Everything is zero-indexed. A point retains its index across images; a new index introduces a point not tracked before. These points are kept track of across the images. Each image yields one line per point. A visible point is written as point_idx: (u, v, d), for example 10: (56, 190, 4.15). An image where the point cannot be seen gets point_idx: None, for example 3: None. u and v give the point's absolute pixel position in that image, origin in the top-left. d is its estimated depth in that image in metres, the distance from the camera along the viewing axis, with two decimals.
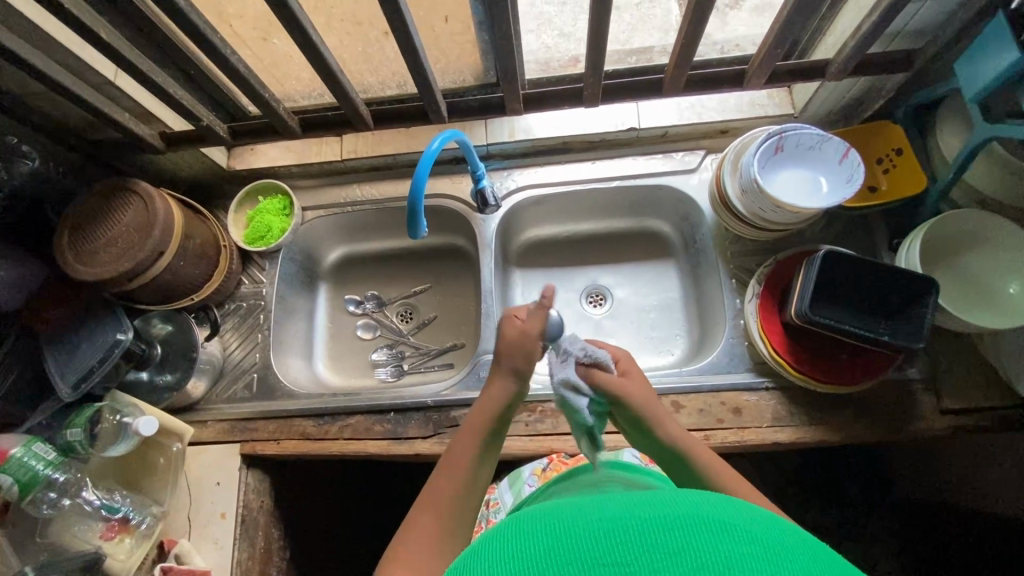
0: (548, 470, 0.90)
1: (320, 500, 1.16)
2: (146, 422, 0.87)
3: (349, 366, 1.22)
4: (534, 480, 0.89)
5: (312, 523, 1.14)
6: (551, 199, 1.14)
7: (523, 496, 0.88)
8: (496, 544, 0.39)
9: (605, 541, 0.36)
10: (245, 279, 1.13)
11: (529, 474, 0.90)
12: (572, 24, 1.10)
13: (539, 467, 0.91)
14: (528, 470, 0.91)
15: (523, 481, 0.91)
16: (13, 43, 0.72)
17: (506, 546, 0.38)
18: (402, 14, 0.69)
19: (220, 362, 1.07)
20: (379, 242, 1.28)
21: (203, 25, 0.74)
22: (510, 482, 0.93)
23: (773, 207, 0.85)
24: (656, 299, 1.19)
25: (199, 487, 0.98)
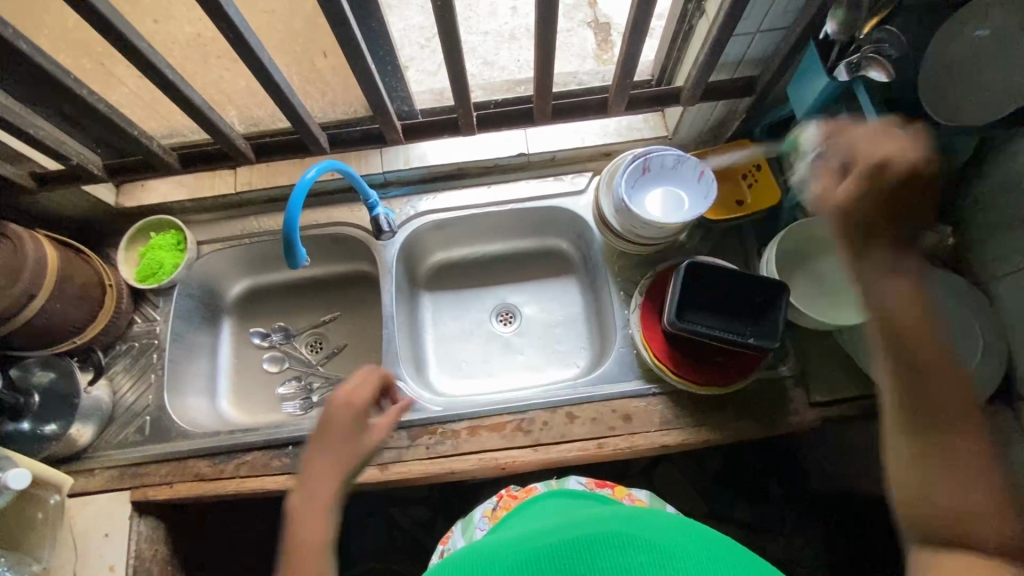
0: (496, 510, 0.93)
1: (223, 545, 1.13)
2: (16, 474, 0.83)
3: (256, 401, 1.19)
4: (485, 522, 0.92)
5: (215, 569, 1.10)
6: (451, 224, 1.18)
7: (474, 540, 0.91)
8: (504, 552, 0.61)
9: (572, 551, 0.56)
10: (137, 319, 1.10)
11: (480, 517, 0.94)
12: (494, 53, 1.13)
13: (488, 509, 0.94)
14: (479, 513, 0.95)
15: (474, 525, 0.93)
16: None
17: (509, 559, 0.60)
18: (247, 43, 0.71)
19: (110, 406, 1.02)
20: (285, 273, 1.27)
21: (56, 68, 0.74)
22: (462, 528, 0.95)
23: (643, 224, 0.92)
24: (561, 315, 1.23)
25: (84, 541, 0.93)
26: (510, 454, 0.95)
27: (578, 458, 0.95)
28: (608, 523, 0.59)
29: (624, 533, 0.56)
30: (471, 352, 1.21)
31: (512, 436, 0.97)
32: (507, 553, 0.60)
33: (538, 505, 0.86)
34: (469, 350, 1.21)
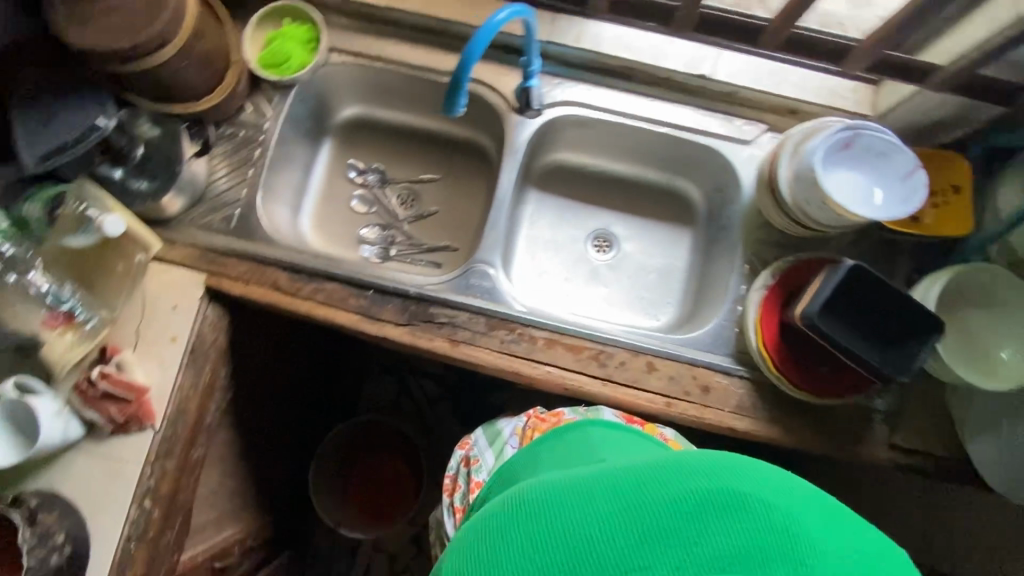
0: (527, 430, 0.93)
1: (264, 350, 1.16)
2: (113, 221, 0.81)
3: (337, 233, 1.16)
4: (516, 442, 0.92)
5: (251, 370, 1.14)
6: (594, 126, 1.06)
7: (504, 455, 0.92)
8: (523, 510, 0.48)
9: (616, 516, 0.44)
10: (248, 106, 1.03)
11: (510, 435, 0.94)
12: None
13: (517, 427, 0.94)
14: (509, 429, 0.95)
15: (504, 441, 0.94)
16: None
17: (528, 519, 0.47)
18: None
19: (203, 186, 0.99)
20: (400, 114, 1.19)
21: None
22: (488, 439, 0.96)
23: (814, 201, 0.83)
24: (660, 263, 1.16)
25: (154, 305, 0.94)
26: (579, 380, 0.92)
27: (642, 408, 0.92)
28: (625, 477, 0.46)
29: (650, 504, 0.43)
30: (558, 266, 1.16)
31: (587, 363, 0.93)
32: (517, 508, 0.48)
33: (577, 440, 0.75)
34: (557, 263, 1.16)
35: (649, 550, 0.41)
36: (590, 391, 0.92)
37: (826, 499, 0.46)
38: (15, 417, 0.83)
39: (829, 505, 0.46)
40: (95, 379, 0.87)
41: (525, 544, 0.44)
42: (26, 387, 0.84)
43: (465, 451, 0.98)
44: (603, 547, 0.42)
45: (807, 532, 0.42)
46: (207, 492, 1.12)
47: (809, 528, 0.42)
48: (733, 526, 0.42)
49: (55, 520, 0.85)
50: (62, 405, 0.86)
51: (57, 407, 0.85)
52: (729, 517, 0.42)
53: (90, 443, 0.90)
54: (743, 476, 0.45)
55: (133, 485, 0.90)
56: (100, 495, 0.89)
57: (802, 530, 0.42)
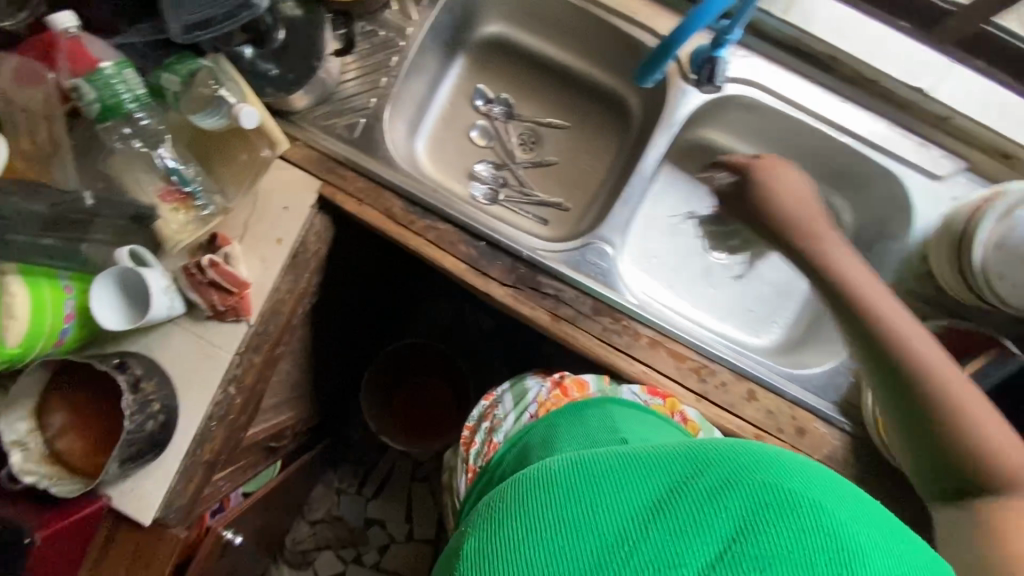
0: (551, 400, 0.82)
1: (351, 262, 1.14)
2: (249, 114, 0.75)
3: (449, 162, 1.09)
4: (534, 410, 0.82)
5: (336, 279, 1.13)
6: (764, 115, 0.93)
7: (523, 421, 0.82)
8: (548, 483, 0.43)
9: (657, 505, 0.38)
10: (393, 4, 0.93)
11: (531, 401, 0.83)
12: None
13: (539, 394, 0.83)
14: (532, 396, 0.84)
15: (524, 407, 0.83)
16: None
17: (549, 491, 0.41)
18: None
19: (332, 85, 0.92)
20: (546, 44, 1.06)
21: None
22: (512, 403, 0.85)
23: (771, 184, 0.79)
24: (780, 279, 1.08)
25: (267, 203, 0.91)
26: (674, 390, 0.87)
27: (731, 433, 0.88)
28: (661, 460, 0.42)
29: (691, 487, 0.39)
30: (671, 255, 1.08)
31: (685, 374, 0.88)
32: (543, 481, 0.43)
33: (599, 416, 0.72)
34: (670, 251, 1.08)
35: (688, 530, 0.37)
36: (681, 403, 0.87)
37: (869, 503, 0.39)
38: (125, 285, 0.84)
39: (907, 534, 0.38)
40: (204, 266, 0.86)
41: (554, 503, 0.40)
42: (139, 258, 0.85)
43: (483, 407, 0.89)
44: (634, 519, 0.38)
45: (868, 535, 0.36)
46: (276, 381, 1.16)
47: (868, 529, 0.36)
48: (785, 518, 0.36)
49: (153, 390, 0.86)
50: (170, 282, 0.86)
51: (165, 283, 0.86)
52: (783, 510, 0.36)
53: (188, 321, 0.93)
54: (796, 470, 0.40)
55: (221, 371, 0.93)
56: (191, 372, 0.93)
57: (864, 532, 0.36)
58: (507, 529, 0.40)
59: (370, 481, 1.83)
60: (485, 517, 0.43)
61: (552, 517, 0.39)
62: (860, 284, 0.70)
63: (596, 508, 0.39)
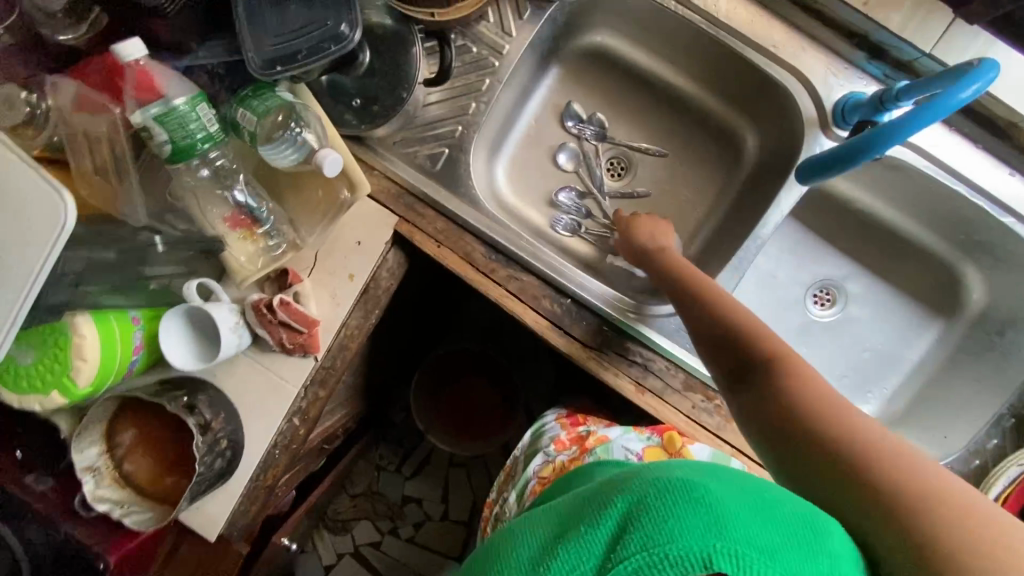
0: (555, 469, 0.79)
1: (415, 281, 1.08)
2: (332, 161, 0.67)
3: (530, 187, 0.98)
4: (537, 479, 0.79)
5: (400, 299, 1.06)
6: (909, 176, 0.81)
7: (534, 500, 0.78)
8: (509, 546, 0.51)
9: (573, 528, 0.47)
10: (490, 15, 0.81)
11: (533, 472, 0.80)
12: None
13: (542, 470, 0.79)
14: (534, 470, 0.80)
15: (526, 482, 0.80)
16: None
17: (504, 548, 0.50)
18: None
19: (417, 109, 0.82)
20: (654, 60, 0.93)
21: None
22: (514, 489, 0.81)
23: (656, 237, 0.84)
24: (883, 344, 0.97)
25: (339, 237, 0.84)
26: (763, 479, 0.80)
27: None
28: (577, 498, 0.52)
29: (587, 509, 0.48)
30: (765, 309, 0.98)
31: None
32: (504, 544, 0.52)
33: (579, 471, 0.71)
34: (766, 306, 0.98)
35: (585, 541, 0.45)
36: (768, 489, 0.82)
37: (750, 485, 0.49)
38: (193, 320, 0.80)
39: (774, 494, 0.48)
40: (275, 306, 0.80)
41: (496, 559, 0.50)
42: (207, 291, 0.80)
43: (503, 479, 0.88)
44: (548, 545, 0.47)
45: (737, 509, 0.44)
46: None
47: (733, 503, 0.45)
48: (661, 508, 0.45)
49: (221, 427, 0.84)
50: (239, 318, 0.81)
51: (234, 320, 0.81)
52: (661, 503, 0.45)
53: (253, 351, 0.89)
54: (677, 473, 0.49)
55: (287, 402, 0.90)
56: (256, 402, 0.90)
57: (728, 505, 0.44)
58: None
59: (409, 461, 1.71)
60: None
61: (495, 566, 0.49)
62: (835, 414, 0.57)
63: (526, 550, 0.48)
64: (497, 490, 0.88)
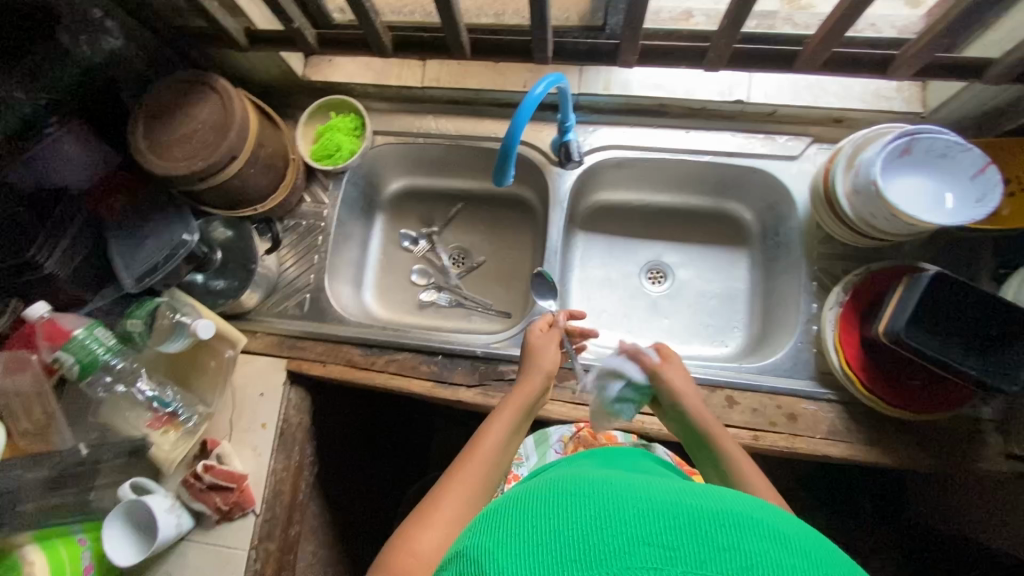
0: (575, 438, 0.90)
1: (338, 420, 1.19)
2: (204, 325, 0.88)
3: (397, 302, 1.20)
4: (561, 447, 0.90)
5: (328, 441, 1.17)
6: (630, 163, 1.06)
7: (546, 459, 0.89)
8: (558, 496, 0.45)
9: (654, 522, 0.41)
10: (306, 198, 1.10)
11: (557, 439, 0.91)
12: None
13: (566, 435, 0.91)
14: (556, 436, 0.92)
15: (550, 445, 0.91)
16: None
17: (564, 501, 0.44)
18: None
19: (275, 277, 1.05)
20: (441, 179, 1.23)
21: None
22: (535, 441, 0.93)
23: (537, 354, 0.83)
24: (720, 287, 1.14)
25: (244, 396, 1.00)
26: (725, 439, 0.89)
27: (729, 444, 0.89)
28: (667, 491, 0.45)
29: (679, 501, 0.43)
30: (614, 305, 1.16)
31: None
32: (577, 488, 0.45)
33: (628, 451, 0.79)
34: (615, 301, 1.16)
35: (676, 532, 0.40)
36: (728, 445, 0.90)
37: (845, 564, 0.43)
38: (133, 518, 0.88)
39: None
40: (200, 472, 0.92)
41: (561, 504, 0.44)
42: (141, 488, 0.90)
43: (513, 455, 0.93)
44: (630, 509, 0.42)
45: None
46: (304, 564, 1.14)
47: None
48: (767, 544, 0.40)
49: None
50: (173, 500, 0.91)
51: (170, 502, 0.91)
52: (766, 539, 0.40)
53: (200, 532, 0.96)
54: (782, 519, 0.43)
55: (240, 569, 0.94)
56: None
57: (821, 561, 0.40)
58: (521, 527, 0.43)
59: None
60: (490, 518, 0.46)
61: (556, 512, 0.43)
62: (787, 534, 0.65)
63: (601, 506, 0.42)
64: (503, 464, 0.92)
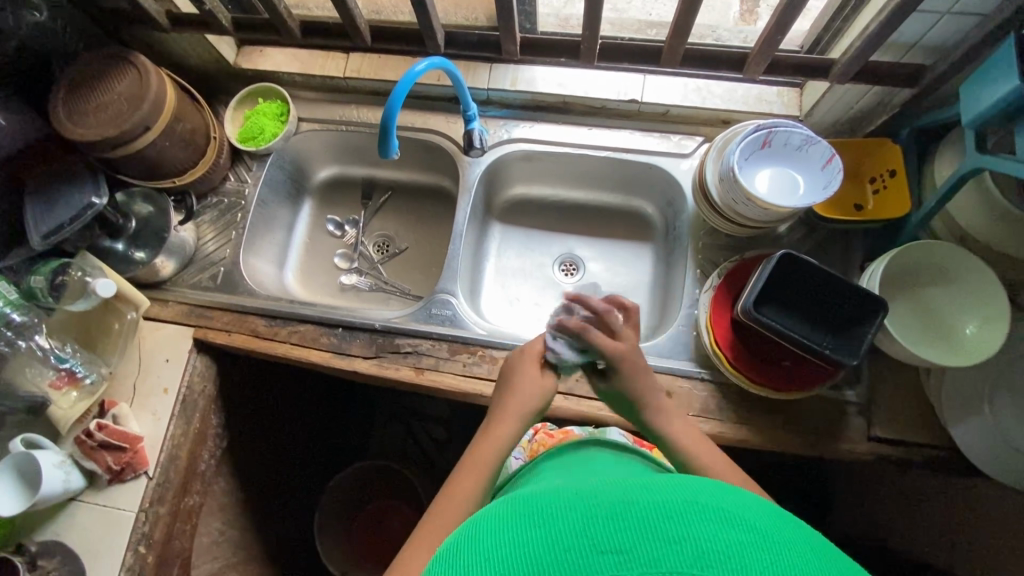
0: (534, 442, 0.92)
1: (253, 397, 1.21)
2: (104, 283, 0.92)
3: (318, 283, 1.25)
4: (522, 454, 0.91)
5: (240, 417, 1.18)
6: (537, 156, 1.13)
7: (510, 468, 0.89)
8: (502, 521, 0.40)
9: (602, 525, 0.37)
10: (231, 177, 1.15)
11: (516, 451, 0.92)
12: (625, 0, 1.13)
13: (523, 442, 0.93)
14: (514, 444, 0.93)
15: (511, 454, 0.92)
16: None
17: (508, 526, 0.39)
18: None
19: (192, 249, 1.10)
20: (369, 169, 1.29)
21: None
22: None
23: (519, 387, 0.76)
24: (625, 279, 1.19)
25: (149, 361, 1.03)
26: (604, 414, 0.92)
27: (607, 419, 0.92)
28: (622, 487, 0.41)
29: (624, 500, 0.39)
30: (525, 293, 1.20)
31: None
32: (527, 507, 0.41)
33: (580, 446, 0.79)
34: (525, 289, 1.20)
35: (627, 534, 0.36)
36: (605, 421, 0.93)
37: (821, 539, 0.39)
38: (20, 471, 0.90)
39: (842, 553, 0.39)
40: (92, 430, 0.93)
41: (507, 528, 0.39)
42: (32, 443, 0.92)
43: None
44: (570, 521, 0.38)
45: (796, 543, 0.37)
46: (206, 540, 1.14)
47: (799, 543, 0.37)
48: (714, 527, 0.37)
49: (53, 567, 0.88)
50: (64, 457, 0.93)
51: (60, 458, 0.92)
52: (714, 520, 0.37)
53: (92, 493, 0.97)
54: (731, 496, 0.40)
55: (126, 532, 0.95)
56: (98, 541, 0.94)
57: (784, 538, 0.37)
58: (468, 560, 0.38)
59: None
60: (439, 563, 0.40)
61: (502, 539, 0.38)
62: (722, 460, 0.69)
63: (547, 526, 0.38)
64: None
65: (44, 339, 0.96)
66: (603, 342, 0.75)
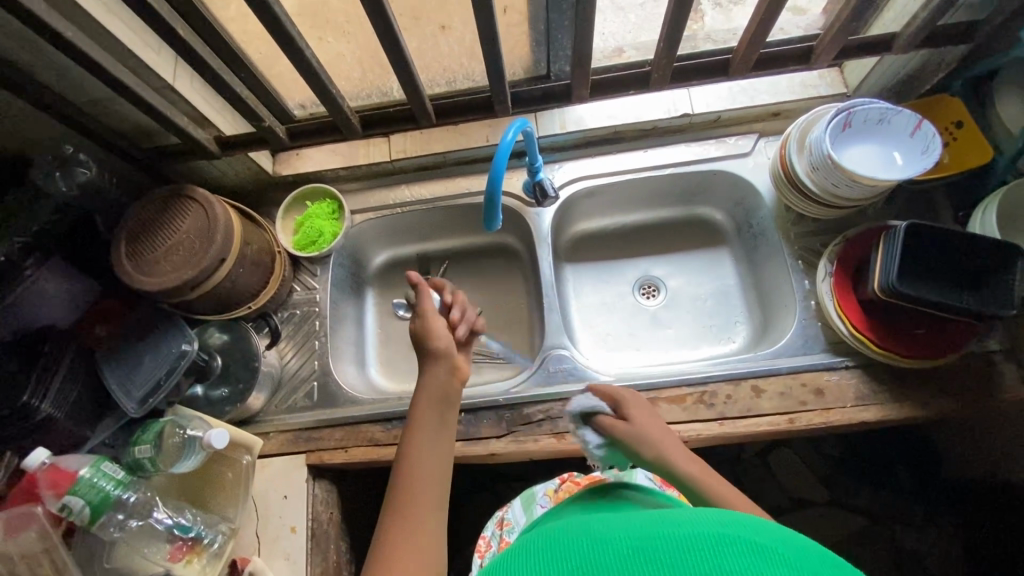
0: (560, 490, 0.90)
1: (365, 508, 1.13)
2: (217, 434, 0.84)
3: (403, 371, 1.18)
4: (547, 501, 0.89)
5: (360, 535, 1.09)
6: (600, 189, 1.12)
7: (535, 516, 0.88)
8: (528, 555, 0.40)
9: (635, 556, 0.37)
10: (296, 287, 1.10)
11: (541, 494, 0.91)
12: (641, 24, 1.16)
13: (551, 488, 0.92)
14: (542, 490, 0.92)
15: (536, 502, 0.91)
16: (114, 67, 0.73)
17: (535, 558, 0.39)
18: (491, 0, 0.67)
19: (279, 372, 1.03)
20: (423, 243, 1.25)
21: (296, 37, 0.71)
22: (523, 503, 0.92)
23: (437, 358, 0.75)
24: (712, 287, 1.17)
25: (266, 502, 0.94)
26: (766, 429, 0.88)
27: (766, 433, 0.89)
28: (651, 523, 0.41)
29: (655, 535, 0.38)
30: (616, 326, 1.16)
31: (693, 409, 0.91)
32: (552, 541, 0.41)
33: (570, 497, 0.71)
34: (615, 322, 1.17)
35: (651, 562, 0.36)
36: (766, 435, 0.90)
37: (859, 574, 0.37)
38: None
39: None
40: None
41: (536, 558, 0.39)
42: None
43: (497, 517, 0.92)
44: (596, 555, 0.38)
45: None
46: None
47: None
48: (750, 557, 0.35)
49: None
50: None
51: None
52: (743, 552, 0.36)
53: None
54: (765, 530, 0.39)
55: None
56: None
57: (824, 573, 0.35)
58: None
59: None
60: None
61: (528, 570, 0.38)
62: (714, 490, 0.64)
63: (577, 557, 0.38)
64: (492, 527, 0.92)
65: (163, 514, 0.87)
66: (614, 421, 0.73)
